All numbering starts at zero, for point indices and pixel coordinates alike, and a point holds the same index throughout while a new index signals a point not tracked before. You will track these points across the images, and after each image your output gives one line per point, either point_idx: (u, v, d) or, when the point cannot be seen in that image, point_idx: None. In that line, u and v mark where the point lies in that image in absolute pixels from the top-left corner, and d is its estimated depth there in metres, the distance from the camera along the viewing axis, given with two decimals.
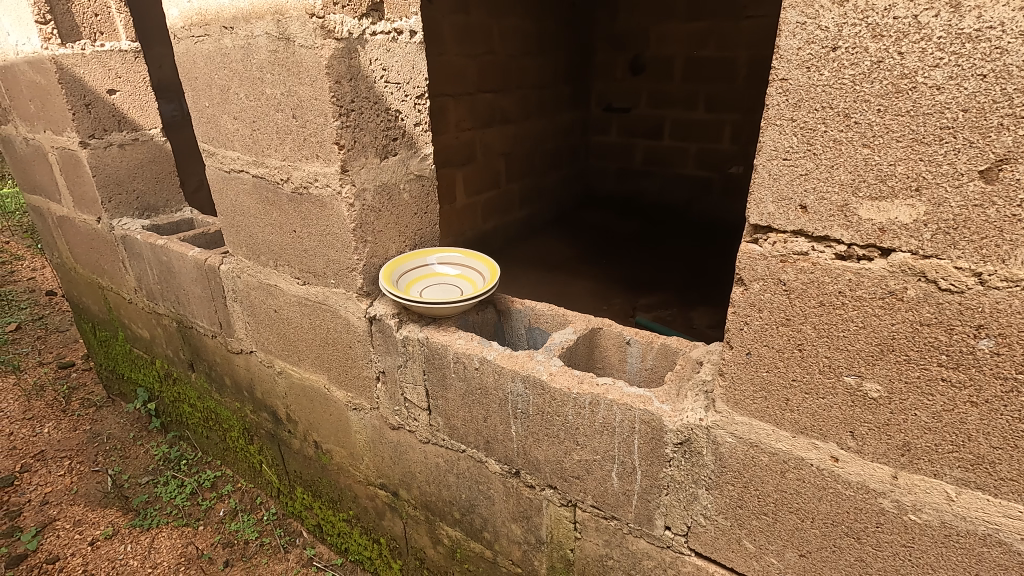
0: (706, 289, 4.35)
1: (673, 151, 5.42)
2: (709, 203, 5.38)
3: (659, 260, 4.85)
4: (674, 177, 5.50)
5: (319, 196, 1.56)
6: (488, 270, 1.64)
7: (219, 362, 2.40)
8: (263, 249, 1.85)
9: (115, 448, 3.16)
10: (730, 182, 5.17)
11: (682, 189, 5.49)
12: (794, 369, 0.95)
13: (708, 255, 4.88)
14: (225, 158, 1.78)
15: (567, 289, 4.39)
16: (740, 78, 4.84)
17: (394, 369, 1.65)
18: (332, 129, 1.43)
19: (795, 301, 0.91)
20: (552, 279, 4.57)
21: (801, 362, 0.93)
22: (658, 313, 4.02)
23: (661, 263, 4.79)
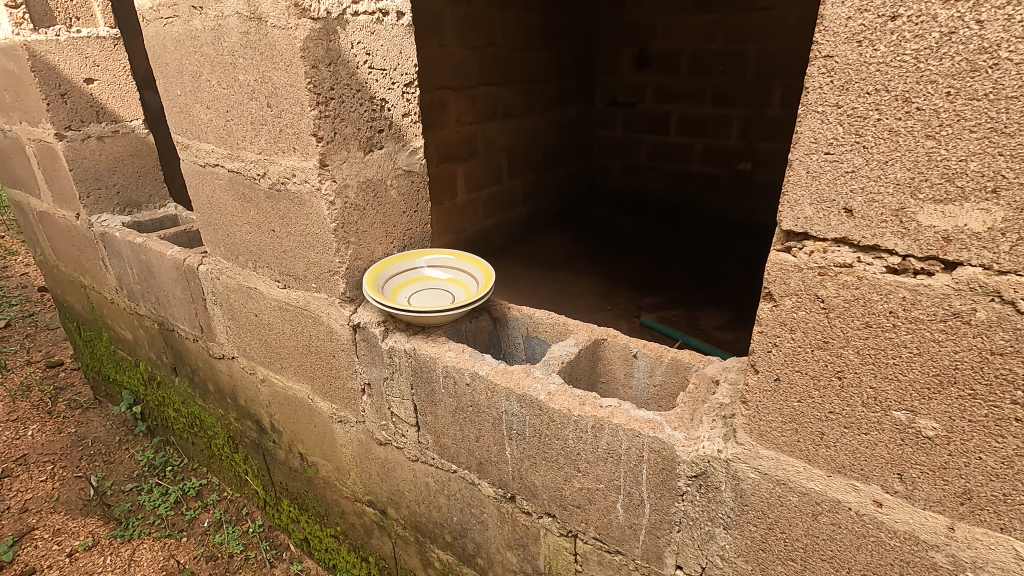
0: (713, 289, 4.21)
1: (680, 146, 5.26)
2: (714, 200, 5.24)
3: (664, 258, 4.71)
4: (679, 173, 5.35)
5: (297, 193, 1.43)
6: (482, 273, 1.51)
7: (202, 368, 2.28)
8: (241, 249, 1.71)
9: (100, 452, 3.05)
10: (736, 178, 5.03)
11: (689, 186, 5.34)
12: (834, 400, 0.81)
13: (713, 254, 4.73)
14: (200, 151, 1.64)
15: (570, 289, 4.24)
16: (748, 72, 4.73)
17: (380, 381, 1.52)
18: (309, 119, 1.30)
19: (832, 321, 0.77)
20: (555, 277, 4.44)
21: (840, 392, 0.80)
22: (663, 313, 3.89)
23: (667, 261, 4.65)
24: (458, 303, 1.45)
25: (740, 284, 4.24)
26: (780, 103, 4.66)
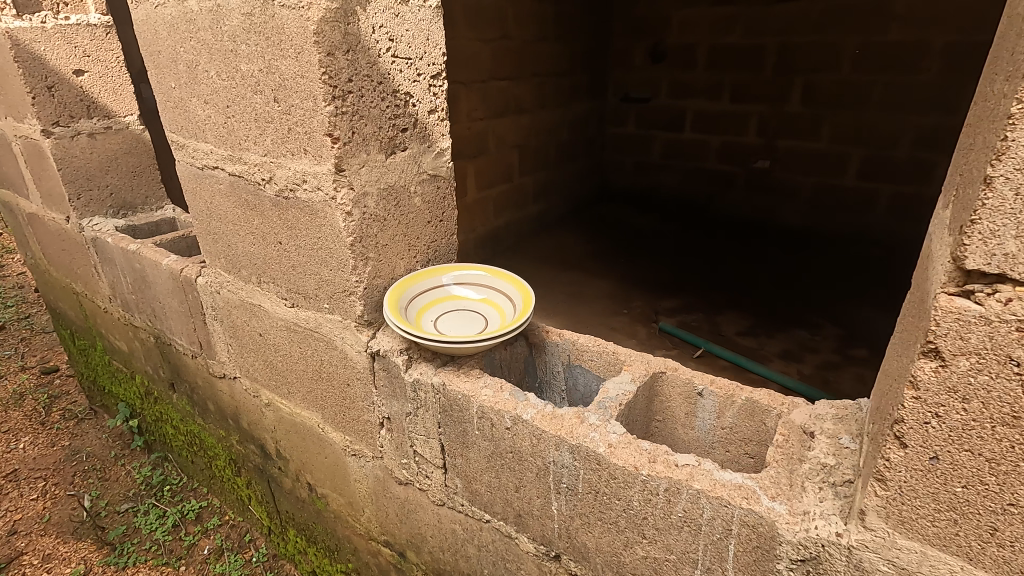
0: (734, 293, 3.97)
1: (697, 144, 5.02)
2: (731, 199, 5.00)
3: (681, 259, 4.48)
4: (694, 171, 5.11)
5: (308, 202, 1.24)
6: (519, 292, 1.32)
7: (202, 386, 2.10)
8: (244, 262, 1.53)
9: (94, 468, 2.88)
10: (754, 177, 4.79)
11: (705, 184, 5.10)
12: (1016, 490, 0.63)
13: (732, 256, 4.47)
14: (196, 152, 1.45)
15: (584, 292, 4.05)
16: (768, 67, 4.47)
17: (402, 416, 1.33)
18: (323, 116, 1.10)
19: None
20: (568, 279, 4.24)
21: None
22: (682, 318, 3.68)
23: (682, 264, 4.41)
24: (492, 330, 1.25)
25: (763, 288, 4.00)
26: (801, 101, 4.40)
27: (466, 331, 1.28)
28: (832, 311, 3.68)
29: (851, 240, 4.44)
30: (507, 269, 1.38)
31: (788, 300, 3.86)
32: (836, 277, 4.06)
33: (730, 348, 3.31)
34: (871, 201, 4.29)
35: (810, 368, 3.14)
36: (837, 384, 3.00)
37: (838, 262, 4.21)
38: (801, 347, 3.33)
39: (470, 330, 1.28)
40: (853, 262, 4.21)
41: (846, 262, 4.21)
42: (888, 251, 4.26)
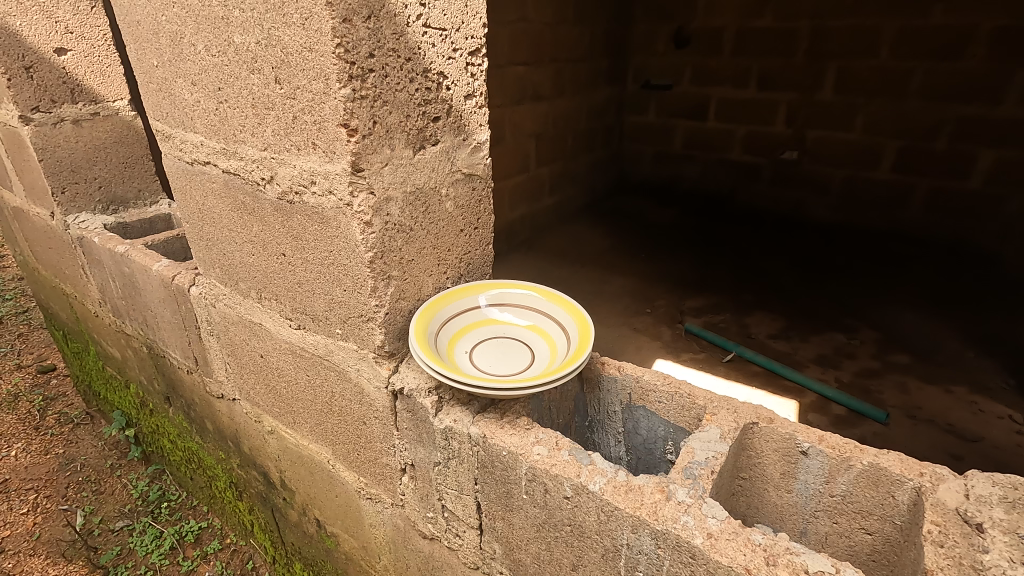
0: (766, 296, 3.37)
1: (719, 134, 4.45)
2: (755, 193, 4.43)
3: (695, 252, 3.93)
4: (715, 161, 4.53)
5: (317, 208, 1.00)
6: (574, 318, 1.09)
7: (198, 403, 1.89)
8: (242, 274, 1.30)
9: (88, 480, 2.68)
10: (782, 169, 4.22)
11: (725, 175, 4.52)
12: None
13: (749, 250, 3.91)
14: (184, 144, 1.21)
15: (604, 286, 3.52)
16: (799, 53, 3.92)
17: (429, 465, 1.11)
18: (337, 101, 0.86)
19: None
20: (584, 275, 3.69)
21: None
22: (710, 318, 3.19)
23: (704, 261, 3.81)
24: (544, 369, 1.02)
25: (787, 285, 3.47)
26: (834, 90, 3.85)
27: (510, 367, 1.04)
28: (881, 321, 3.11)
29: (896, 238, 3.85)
30: (559, 290, 1.15)
31: (813, 297, 3.35)
32: (885, 281, 3.44)
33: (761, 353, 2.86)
34: (905, 195, 3.77)
35: (849, 376, 2.70)
36: (879, 394, 2.57)
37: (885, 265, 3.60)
38: (837, 351, 2.87)
39: (514, 366, 1.05)
40: (886, 258, 3.66)
41: (895, 264, 3.60)
42: (929, 251, 3.69)
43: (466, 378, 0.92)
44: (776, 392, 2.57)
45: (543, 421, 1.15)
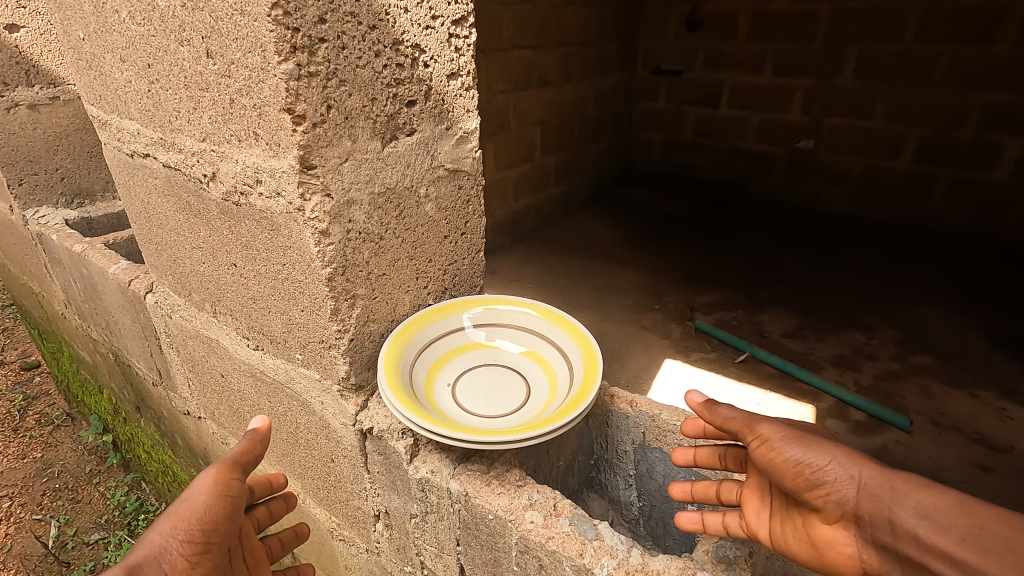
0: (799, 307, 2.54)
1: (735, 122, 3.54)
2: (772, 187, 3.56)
3: (680, 245, 3.12)
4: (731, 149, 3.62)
5: (266, 212, 0.82)
6: (577, 344, 0.91)
7: (167, 417, 1.74)
8: (195, 284, 1.12)
9: (65, 487, 2.50)
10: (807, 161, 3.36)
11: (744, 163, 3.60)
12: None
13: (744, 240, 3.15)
14: (121, 133, 1.03)
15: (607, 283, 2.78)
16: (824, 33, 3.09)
17: (405, 516, 0.95)
18: (276, 78, 0.67)
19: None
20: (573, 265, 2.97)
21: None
22: (719, 317, 2.47)
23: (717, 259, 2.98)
24: (542, 409, 0.84)
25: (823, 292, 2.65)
26: (854, 74, 3.06)
27: (502, 406, 0.87)
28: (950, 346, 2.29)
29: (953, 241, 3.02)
30: (559, 308, 0.96)
31: (842, 297, 2.60)
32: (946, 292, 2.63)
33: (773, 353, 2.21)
34: (927, 185, 3.04)
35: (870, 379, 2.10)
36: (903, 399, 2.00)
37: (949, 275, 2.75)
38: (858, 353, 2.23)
39: (506, 404, 0.87)
40: (909, 256, 2.91)
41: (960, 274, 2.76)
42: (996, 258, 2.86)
43: (445, 429, 0.74)
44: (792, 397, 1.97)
45: (543, 474, 0.98)
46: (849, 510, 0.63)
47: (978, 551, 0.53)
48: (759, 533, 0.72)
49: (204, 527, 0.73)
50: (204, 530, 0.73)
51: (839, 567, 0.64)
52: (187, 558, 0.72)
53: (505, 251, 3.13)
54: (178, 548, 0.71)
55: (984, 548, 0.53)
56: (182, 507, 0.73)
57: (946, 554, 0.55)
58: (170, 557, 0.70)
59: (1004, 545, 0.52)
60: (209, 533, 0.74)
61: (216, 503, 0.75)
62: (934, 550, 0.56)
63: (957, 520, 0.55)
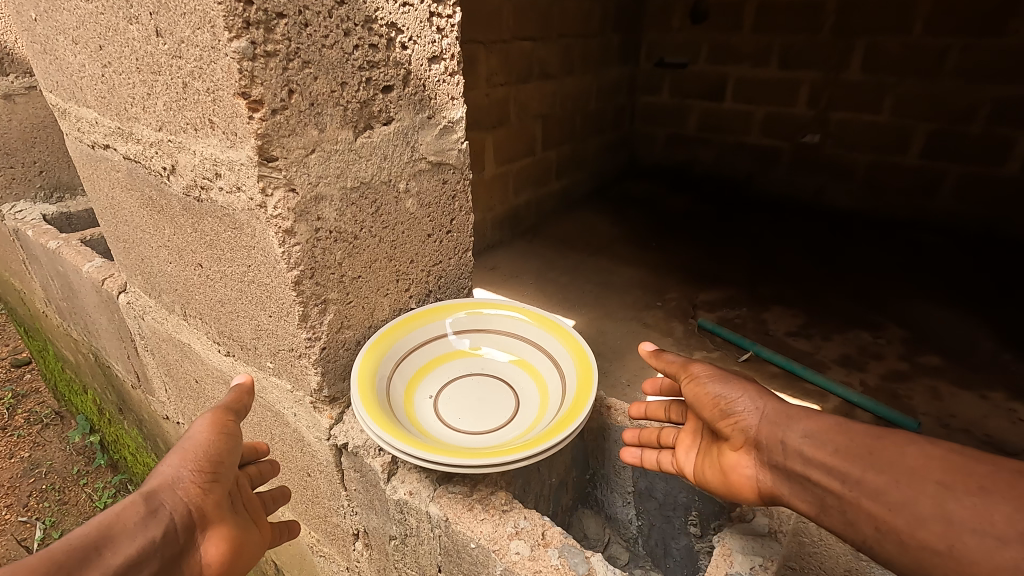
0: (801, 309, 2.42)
1: (739, 117, 3.36)
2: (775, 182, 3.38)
3: (682, 241, 3.04)
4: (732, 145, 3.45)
5: (228, 209, 0.75)
6: (570, 352, 0.83)
7: (148, 421, 1.67)
8: (164, 286, 1.05)
9: (51, 487, 2.41)
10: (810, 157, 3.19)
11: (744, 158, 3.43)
12: (896, 566, 0.54)
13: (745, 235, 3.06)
14: (82, 123, 0.95)
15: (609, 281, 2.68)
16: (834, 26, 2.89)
17: (384, 538, 0.88)
18: (228, 59, 0.59)
19: (996, 462, 0.52)
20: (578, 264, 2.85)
21: (903, 542, 0.53)
22: (723, 314, 2.38)
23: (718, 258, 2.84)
24: (533, 424, 0.77)
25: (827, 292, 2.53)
26: (862, 69, 2.89)
27: (488, 420, 0.79)
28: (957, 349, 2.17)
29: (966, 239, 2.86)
30: (550, 311, 0.89)
31: (848, 297, 2.49)
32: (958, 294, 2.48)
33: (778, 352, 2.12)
34: (933, 181, 2.88)
35: (877, 379, 2.01)
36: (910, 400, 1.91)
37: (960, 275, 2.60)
38: (863, 351, 2.15)
39: (494, 418, 0.80)
40: (913, 251, 2.79)
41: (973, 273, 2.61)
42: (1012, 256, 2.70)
43: (422, 451, 0.66)
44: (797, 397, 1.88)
45: (533, 495, 0.92)
46: (750, 437, 0.69)
47: (846, 459, 0.59)
48: (685, 469, 0.77)
49: (209, 463, 0.71)
50: (208, 467, 0.71)
51: (741, 491, 0.70)
52: (198, 494, 0.69)
53: (506, 247, 3.05)
54: (187, 481, 0.69)
55: (850, 455, 0.59)
56: (185, 446, 0.71)
57: (823, 465, 0.61)
58: (180, 492, 0.68)
59: (867, 452, 0.58)
60: (215, 470, 0.72)
61: (219, 441, 0.73)
62: (814, 463, 0.62)
63: (833, 438, 0.62)
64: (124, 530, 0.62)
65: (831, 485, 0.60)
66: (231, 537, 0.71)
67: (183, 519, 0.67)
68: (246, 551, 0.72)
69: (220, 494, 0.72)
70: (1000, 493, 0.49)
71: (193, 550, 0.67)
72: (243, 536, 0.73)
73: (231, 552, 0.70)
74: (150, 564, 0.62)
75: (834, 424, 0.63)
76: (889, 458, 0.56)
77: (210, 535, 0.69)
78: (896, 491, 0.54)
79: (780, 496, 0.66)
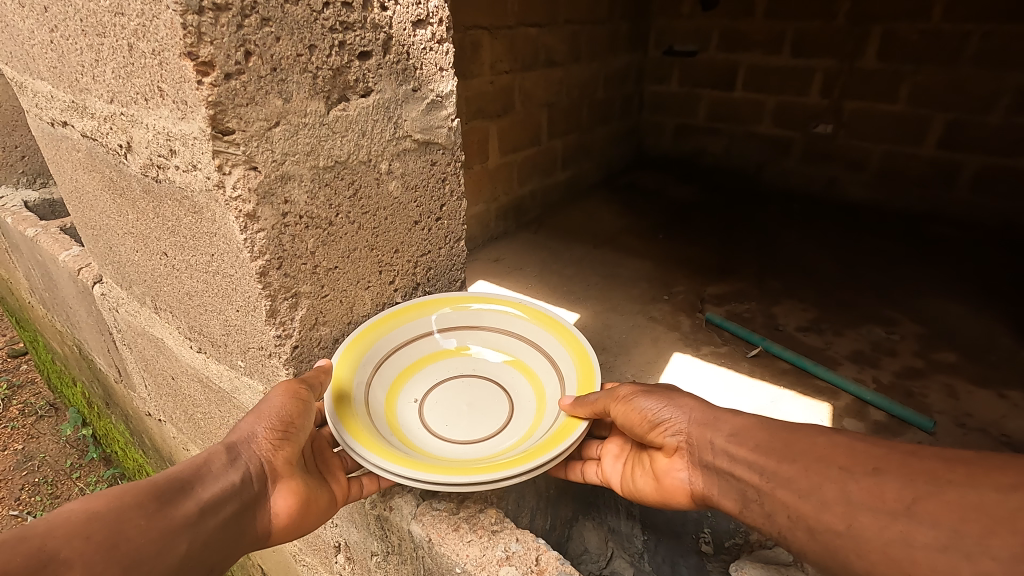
0: (816, 305, 2.31)
1: (750, 106, 3.23)
2: (788, 173, 3.25)
3: (693, 233, 2.93)
4: (742, 135, 3.32)
5: (186, 189, 0.67)
6: (570, 353, 0.75)
7: (134, 417, 1.60)
8: (133, 275, 0.97)
9: (44, 480, 2.34)
10: (826, 149, 3.06)
11: (756, 149, 3.31)
12: (809, 555, 0.57)
13: (754, 227, 2.95)
14: (39, 98, 0.87)
15: (614, 273, 2.59)
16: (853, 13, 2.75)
17: (366, 553, 0.81)
18: (170, 12, 0.51)
19: (888, 447, 0.56)
20: (582, 255, 2.76)
21: (811, 527, 0.56)
22: (732, 309, 2.29)
23: (728, 253, 2.74)
24: (530, 431, 0.69)
25: (841, 287, 2.43)
26: (878, 57, 2.75)
27: (479, 429, 0.71)
28: (977, 347, 2.06)
29: (988, 231, 2.73)
30: (546, 307, 0.81)
31: (863, 292, 2.40)
32: (979, 289, 2.37)
33: (788, 348, 2.03)
34: (950, 173, 2.76)
35: (891, 377, 1.92)
36: (925, 399, 1.82)
37: (982, 270, 2.48)
38: (875, 348, 2.05)
39: (486, 425, 0.72)
40: (929, 246, 2.67)
41: (995, 267, 2.49)
42: None
43: (403, 468, 0.57)
44: (807, 395, 1.79)
45: (528, 509, 0.84)
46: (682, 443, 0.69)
47: (761, 453, 0.62)
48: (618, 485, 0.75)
49: (286, 420, 0.63)
50: (284, 423, 0.63)
51: (674, 495, 0.70)
52: (273, 449, 0.63)
53: (509, 238, 2.96)
54: (261, 437, 0.62)
55: (768, 449, 0.62)
56: (263, 402, 0.65)
57: (746, 461, 0.63)
58: (257, 445, 0.62)
59: (781, 444, 0.62)
60: (293, 426, 0.64)
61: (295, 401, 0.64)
62: (738, 459, 0.63)
63: (754, 434, 0.64)
64: (199, 476, 0.58)
65: (752, 479, 0.61)
66: (303, 493, 0.63)
67: (257, 471, 0.61)
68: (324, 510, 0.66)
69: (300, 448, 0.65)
70: (891, 472, 0.54)
71: (264, 502, 0.61)
72: (318, 492, 0.65)
73: (305, 511, 0.63)
74: (223, 511, 0.58)
75: (754, 424, 0.65)
76: (805, 444, 0.60)
77: (283, 487, 0.63)
78: (803, 479, 0.58)
79: (710, 496, 0.67)
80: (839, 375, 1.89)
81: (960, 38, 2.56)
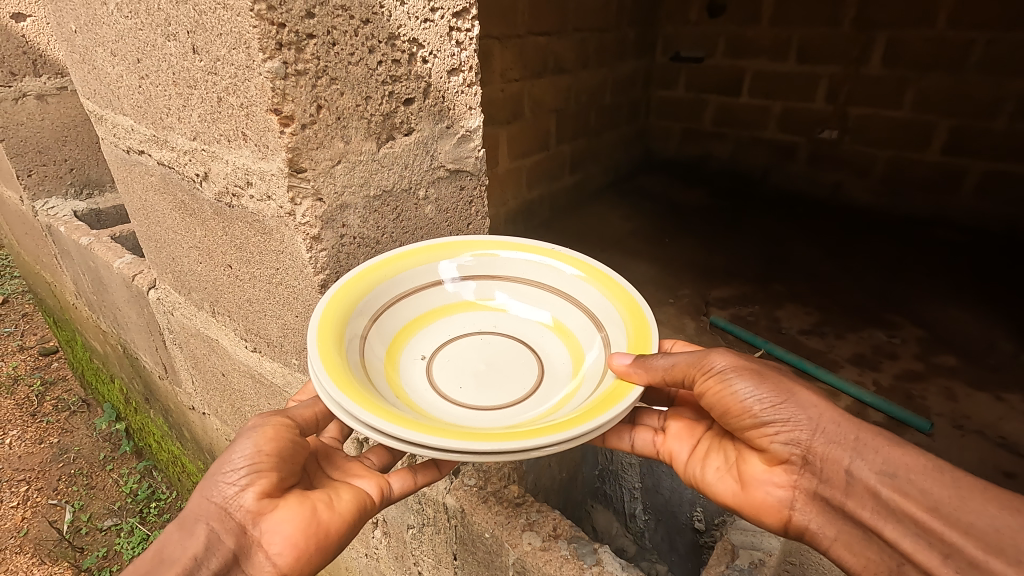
0: (815, 307, 2.42)
1: (753, 112, 3.33)
2: (790, 178, 3.36)
3: (699, 238, 3.04)
4: (746, 140, 3.42)
5: (257, 214, 0.79)
6: (597, 301, 0.79)
7: (174, 411, 1.74)
8: (193, 283, 1.10)
9: (80, 472, 2.47)
10: (827, 156, 3.16)
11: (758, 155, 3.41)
12: None
13: (759, 231, 3.05)
14: (118, 129, 1.00)
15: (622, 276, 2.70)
16: (853, 19, 2.85)
17: (402, 526, 0.93)
18: (262, 77, 0.63)
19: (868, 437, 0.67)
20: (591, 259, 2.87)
21: None
22: (735, 312, 2.39)
23: (731, 256, 2.85)
24: (553, 389, 0.71)
25: (841, 292, 2.52)
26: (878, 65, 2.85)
27: (498, 386, 0.73)
28: (970, 349, 2.17)
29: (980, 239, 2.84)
30: (575, 254, 0.85)
31: (862, 295, 2.50)
32: (974, 294, 2.46)
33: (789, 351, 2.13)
34: (948, 180, 2.86)
35: (888, 379, 2.02)
36: (920, 399, 1.92)
37: (977, 275, 2.58)
38: (874, 351, 2.15)
39: (499, 380, 0.74)
40: (929, 252, 2.76)
41: (991, 273, 2.59)
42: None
43: (415, 399, 0.57)
44: None
45: (544, 489, 0.96)
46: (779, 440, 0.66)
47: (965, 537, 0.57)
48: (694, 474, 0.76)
49: (251, 453, 0.64)
50: (250, 458, 0.63)
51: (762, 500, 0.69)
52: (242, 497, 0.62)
53: None
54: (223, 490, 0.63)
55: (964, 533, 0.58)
56: (229, 450, 0.65)
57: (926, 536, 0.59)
58: (223, 498, 0.62)
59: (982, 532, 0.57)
60: (260, 458, 0.64)
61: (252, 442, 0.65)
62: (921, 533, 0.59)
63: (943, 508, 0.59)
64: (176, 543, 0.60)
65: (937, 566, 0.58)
66: (295, 527, 0.62)
67: (224, 521, 0.62)
68: (341, 520, 0.65)
69: (279, 477, 0.64)
70: None
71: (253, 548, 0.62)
72: (316, 519, 0.63)
73: (305, 538, 0.62)
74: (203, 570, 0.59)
75: None
76: None
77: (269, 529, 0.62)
78: None
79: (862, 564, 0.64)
80: (839, 377, 1.99)
81: (956, 48, 2.66)
